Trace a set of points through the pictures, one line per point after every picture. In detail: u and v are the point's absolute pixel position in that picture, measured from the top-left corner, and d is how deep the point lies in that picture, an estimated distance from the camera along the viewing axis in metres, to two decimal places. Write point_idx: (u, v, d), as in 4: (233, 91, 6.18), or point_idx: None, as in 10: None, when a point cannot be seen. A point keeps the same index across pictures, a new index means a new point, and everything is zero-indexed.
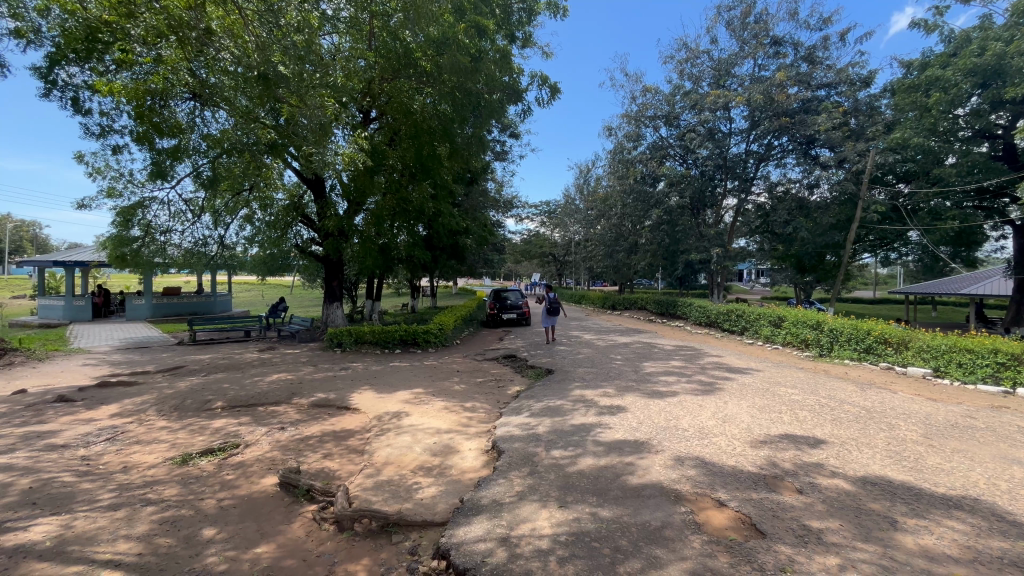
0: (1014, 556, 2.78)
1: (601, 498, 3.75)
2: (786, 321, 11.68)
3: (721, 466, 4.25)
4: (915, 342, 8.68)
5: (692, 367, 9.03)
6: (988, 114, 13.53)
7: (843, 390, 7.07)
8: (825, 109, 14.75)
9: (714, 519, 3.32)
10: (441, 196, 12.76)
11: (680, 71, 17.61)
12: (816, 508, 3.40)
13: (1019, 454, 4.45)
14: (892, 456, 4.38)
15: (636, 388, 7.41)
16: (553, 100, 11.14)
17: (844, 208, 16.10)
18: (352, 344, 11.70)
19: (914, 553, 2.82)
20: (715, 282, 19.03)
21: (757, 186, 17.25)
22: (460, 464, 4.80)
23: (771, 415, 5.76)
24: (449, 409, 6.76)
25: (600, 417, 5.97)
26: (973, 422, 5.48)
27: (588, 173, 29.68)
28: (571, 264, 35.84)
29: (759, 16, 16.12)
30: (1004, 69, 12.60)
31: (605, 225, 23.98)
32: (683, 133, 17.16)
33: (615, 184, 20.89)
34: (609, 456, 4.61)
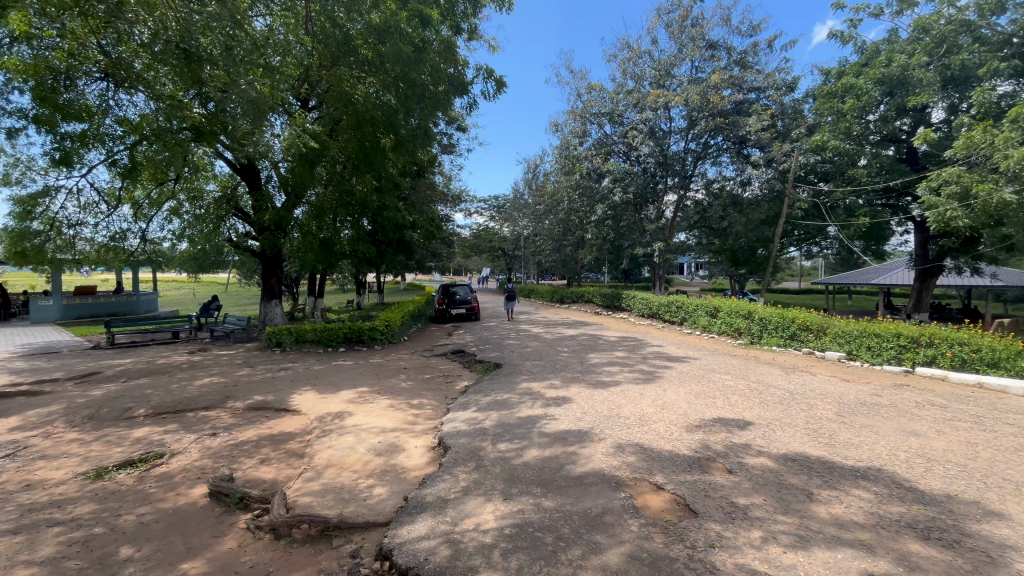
0: (909, 519, 3.09)
1: (545, 488, 3.81)
2: (721, 311, 12.36)
3: (659, 451, 4.44)
4: (832, 328, 9.43)
5: (634, 356, 9.38)
6: (893, 120, 14.78)
7: (770, 374, 7.61)
8: (756, 112, 15.73)
9: (652, 502, 3.46)
10: (386, 189, 12.50)
11: (623, 70, 18.13)
12: (743, 486, 3.63)
13: (917, 427, 4.94)
14: (808, 433, 4.75)
15: (582, 378, 7.62)
16: (498, 94, 11.08)
17: (773, 205, 17.16)
18: (293, 343, 11.21)
19: (825, 522, 3.06)
20: (657, 275, 19.79)
21: (695, 183, 18.20)
22: (406, 463, 4.73)
23: (705, 400, 6.09)
24: (395, 407, 6.63)
25: (546, 408, 6.06)
26: (879, 399, 6.07)
27: (537, 169, 30.03)
28: (521, 258, 36.19)
29: (695, 19, 16.84)
30: (907, 78, 13.93)
31: (553, 220, 24.33)
32: (626, 131, 17.69)
33: (562, 179, 21.18)
34: (553, 447, 4.70)
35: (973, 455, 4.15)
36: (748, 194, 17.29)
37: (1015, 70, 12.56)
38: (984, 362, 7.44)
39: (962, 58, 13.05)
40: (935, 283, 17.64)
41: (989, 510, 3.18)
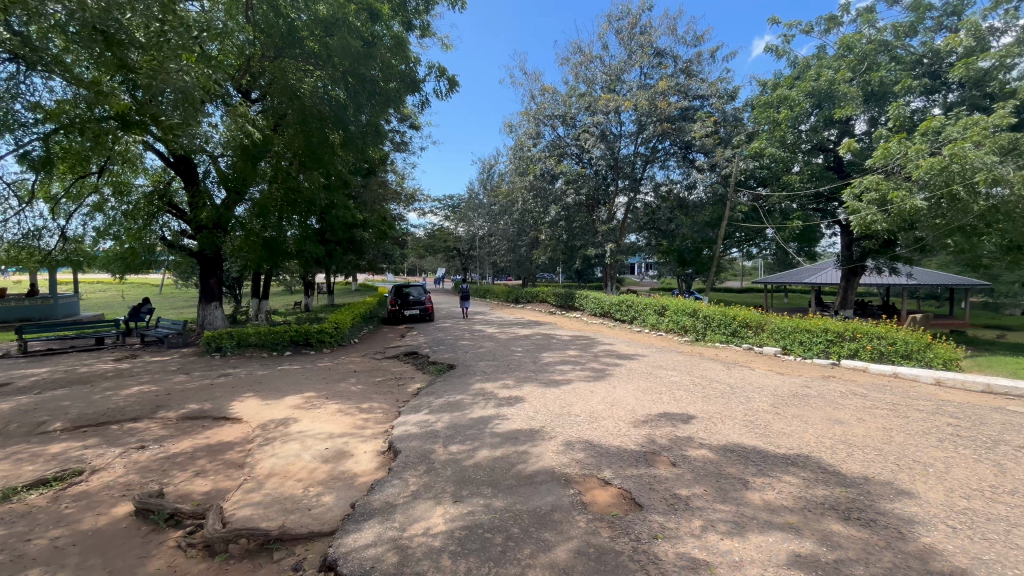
0: (831, 501, 3.32)
1: (495, 488, 3.81)
2: (669, 310, 12.82)
3: (607, 447, 4.54)
4: (769, 324, 10.00)
5: (586, 355, 9.57)
6: (822, 130, 15.79)
7: (713, 369, 7.98)
8: (700, 119, 16.47)
9: (600, 498, 3.53)
10: (335, 187, 12.08)
11: (576, 73, 18.46)
12: (685, 477, 3.78)
13: (841, 415, 5.33)
14: (745, 424, 5.02)
15: (534, 377, 7.70)
16: (451, 93, 10.98)
17: (716, 208, 18.01)
18: (234, 348, 10.64)
19: (759, 508, 3.24)
20: (609, 275, 20.27)
21: (645, 186, 18.67)
22: (354, 468, 4.59)
23: (652, 396, 6.30)
24: (344, 412, 6.41)
25: (499, 408, 6.06)
26: (809, 390, 6.51)
27: (491, 169, 30.09)
28: (476, 258, 36.13)
29: (644, 28, 17.40)
30: (834, 92, 14.98)
31: (508, 221, 24.43)
32: (579, 133, 18.04)
33: (516, 179, 21.31)
34: (504, 447, 4.71)
35: (887, 439, 4.53)
36: (693, 197, 18.08)
37: (924, 88, 13.86)
38: (899, 353, 8.16)
39: (880, 75, 14.23)
40: (859, 282, 19.08)
41: (900, 489, 3.47)
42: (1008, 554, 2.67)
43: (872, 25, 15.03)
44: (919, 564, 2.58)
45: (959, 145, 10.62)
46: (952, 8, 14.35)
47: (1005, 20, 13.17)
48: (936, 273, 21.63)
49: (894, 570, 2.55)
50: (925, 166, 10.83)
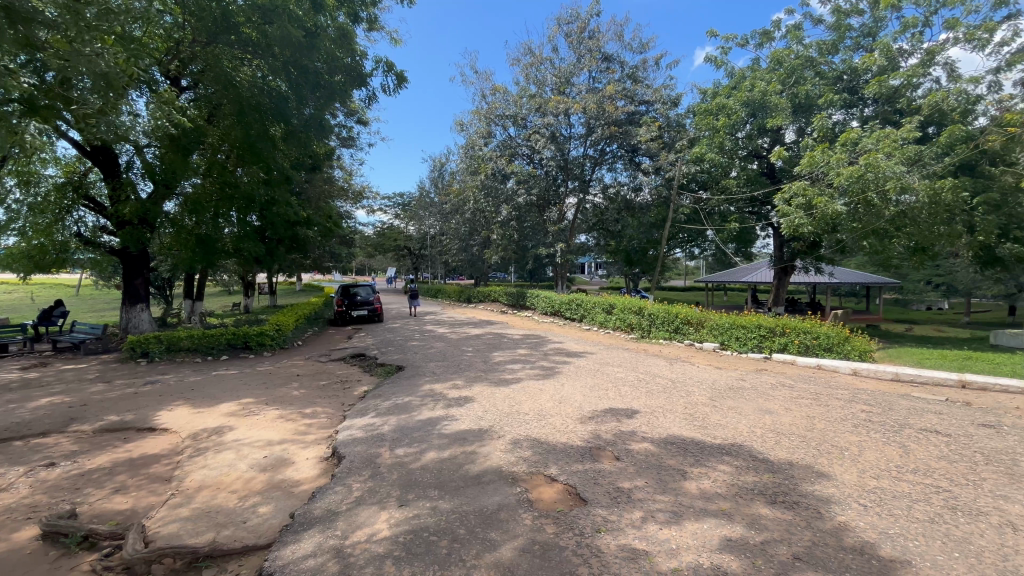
0: (758, 486, 3.54)
1: (442, 490, 3.77)
2: (615, 308, 13.18)
3: (554, 443, 4.61)
4: (708, 321, 10.51)
5: (536, 353, 9.67)
6: (756, 138, 16.83)
7: (657, 365, 8.30)
8: (645, 123, 17.07)
9: (546, 494, 3.57)
10: (276, 182, 11.50)
11: (526, 74, 18.61)
12: (627, 470, 3.89)
13: (771, 405, 5.70)
14: (685, 417, 5.25)
15: (484, 377, 7.69)
16: (399, 88, 10.71)
17: (661, 209, 18.73)
18: (163, 353, 9.90)
19: (695, 496, 3.40)
20: (560, 274, 20.58)
21: (593, 187, 19.13)
22: (295, 476, 4.40)
23: (599, 392, 6.46)
24: (285, 418, 6.12)
25: (448, 409, 6.01)
26: (744, 383, 6.92)
27: (443, 167, 29.84)
28: (427, 257, 35.68)
29: (592, 32, 17.78)
30: (766, 103, 15.80)
31: (459, 220, 24.25)
32: (529, 134, 18.21)
33: (467, 178, 21.22)
34: (452, 448, 4.67)
35: (810, 426, 4.88)
36: (640, 199, 18.72)
37: (844, 102, 15.05)
38: (822, 346, 8.83)
39: (806, 88, 15.31)
40: (790, 282, 20.11)
41: (819, 472, 3.75)
42: (910, 527, 2.94)
43: (800, 41, 16.14)
44: (835, 541, 2.80)
45: (872, 156, 11.58)
46: (867, 29, 15.67)
47: (911, 42, 14.53)
48: (855, 272, 23.54)
49: (813, 548, 2.74)
50: (845, 174, 11.74)
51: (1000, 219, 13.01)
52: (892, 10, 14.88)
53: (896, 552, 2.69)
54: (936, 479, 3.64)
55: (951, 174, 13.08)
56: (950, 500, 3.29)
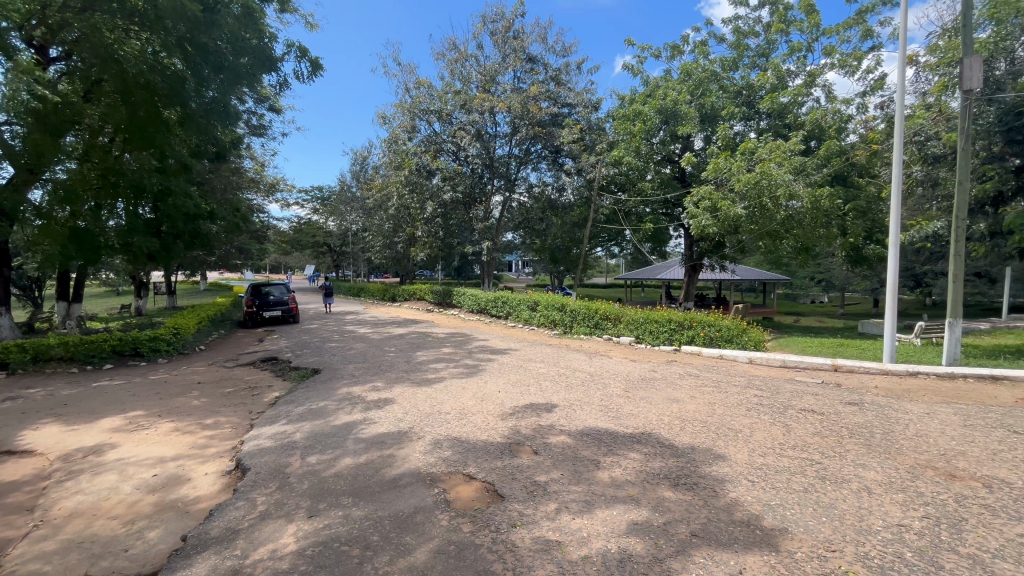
0: (663, 471, 3.79)
1: (357, 497, 3.62)
2: (540, 305, 13.45)
3: (474, 442, 4.60)
4: (625, 316, 11.04)
5: (461, 352, 9.61)
6: (669, 144, 17.80)
7: (577, 360, 8.59)
8: (568, 125, 17.61)
9: (463, 493, 3.55)
10: (172, 172, 10.37)
11: (451, 70, 18.45)
12: (544, 464, 3.99)
13: (678, 394, 6.11)
14: (601, 409, 5.49)
15: (406, 378, 7.50)
16: (314, 76, 10.10)
17: (583, 209, 19.43)
18: (29, 365, 8.59)
19: (606, 484, 3.56)
20: (487, 272, 20.64)
21: (519, 186, 19.42)
22: (191, 494, 4.00)
23: (521, 388, 6.55)
24: (180, 432, 5.55)
25: (366, 412, 5.78)
26: (655, 373, 7.39)
27: (365, 161, 28.78)
28: (349, 254, 34.22)
29: (517, 32, 17.97)
30: (677, 112, 16.94)
31: (382, 216, 23.44)
32: (454, 130, 18.07)
33: (391, 173, 20.59)
34: (369, 453, 4.50)
35: (710, 411, 5.31)
36: (563, 199, 19.27)
37: (744, 115, 16.50)
38: (724, 338, 9.62)
39: (711, 100, 16.61)
40: (699, 279, 21.45)
41: (717, 454, 4.08)
42: (788, 498, 3.29)
43: (706, 56, 17.44)
44: (726, 516, 3.06)
45: (766, 165, 13.00)
46: (762, 50, 17.29)
47: (797, 64, 16.26)
48: (753, 270, 25.92)
49: (708, 524, 2.98)
50: (743, 181, 12.97)
51: (866, 224, 14.97)
52: (782, 34, 16.52)
53: (775, 521, 2.99)
54: (811, 453, 4.11)
55: (828, 183, 14.82)
56: (821, 471, 3.73)
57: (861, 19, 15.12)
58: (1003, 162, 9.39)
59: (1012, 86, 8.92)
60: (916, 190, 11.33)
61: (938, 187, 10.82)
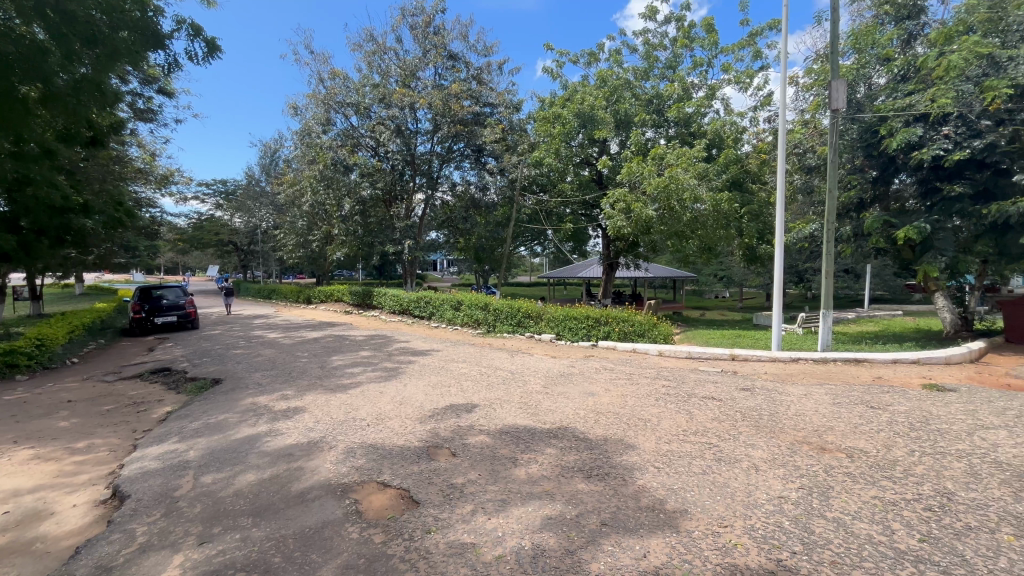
0: (577, 464, 3.90)
1: (258, 517, 3.34)
2: (463, 304, 13.34)
3: (390, 448, 4.44)
4: (546, 314, 11.28)
5: (380, 355, 9.27)
6: (588, 147, 18.46)
7: (499, 358, 8.63)
8: (489, 124, 17.66)
9: (376, 502, 3.41)
10: (33, 159, 8.78)
11: (369, 62, 17.75)
12: (462, 465, 3.96)
13: (595, 388, 6.35)
14: (520, 406, 5.54)
15: (319, 384, 7.08)
16: (210, 58, 9.17)
17: (505, 209, 19.57)
18: None
19: (523, 481, 3.60)
20: (408, 271, 20.12)
21: (442, 184, 19.09)
22: (53, 531, 3.46)
23: (441, 390, 6.44)
24: (42, 459, 4.79)
25: (272, 423, 5.37)
26: (574, 369, 7.62)
27: (275, 154, 26.97)
28: (259, 254, 31.83)
29: (437, 28, 17.70)
30: (594, 116, 17.58)
31: (294, 213, 22.01)
32: (373, 125, 17.43)
33: (304, 167, 19.43)
34: (274, 467, 4.18)
35: (623, 403, 5.57)
36: (486, 198, 19.34)
37: (654, 122, 17.53)
38: (637, 332, 10.17)
39: (625, 107, 17.49)
40: (616, 277, 22.42)
41: (627, 444, 4.29)
42: (688, 481, 3.53)
43: (620, 65, 18.31)
44: (634, 503, 3.21)
45: (673, 170, 13.96)
46: (669, 62, 18.52)
47: (700, 78, 17.63)
48: (664, 268, 27.71)
49: (617, 512, 3.11)
50: (654, 184, 13.87)
51: (758, 226, 16.58)
52: (687, 49, 17.79)
53: (677, 504, 3.20)
54: (710, 437, 4.45)
55: (726, 188, 16.20)
56: (717, 453, 4.06)
57: (752, 41, 16.73)
58: (863, 174, 10.81)
59: (870, 108, 10.27)
60: (797, 196, 12.73)
61: (813, 195, 12.28)
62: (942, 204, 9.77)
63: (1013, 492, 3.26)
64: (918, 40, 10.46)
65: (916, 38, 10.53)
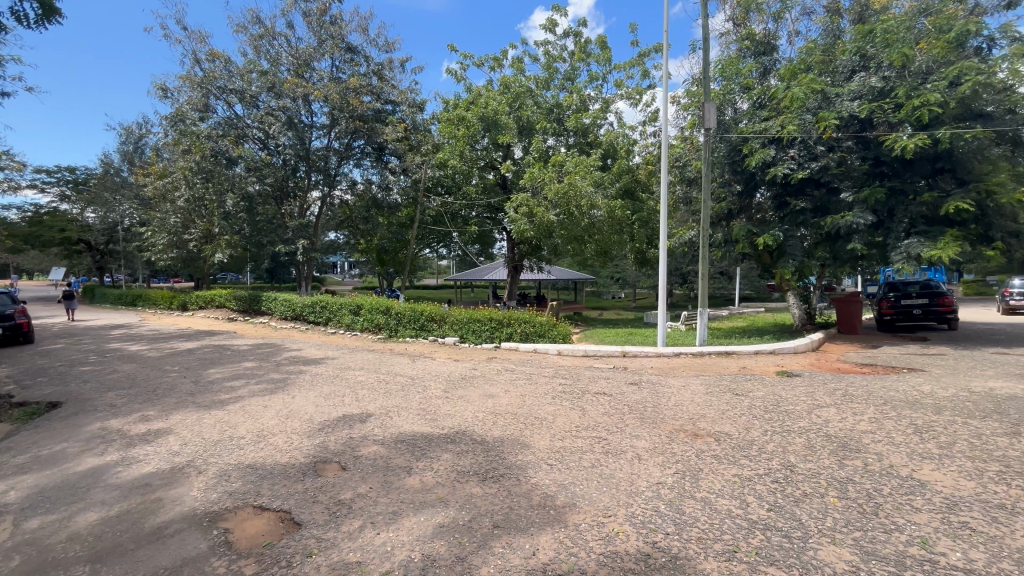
0: (473, 468, 3.87)
1: (101, 562, 2.85)
2: (363, 309, 12.71)
3: (271, 467, 4.07)
4: (449, 317, 11.18)
5: (267, 365, 8.50)
6: (492, 151, 18.68)
7: (399, 364, 8.36)
8: (391, 122, 17.06)
9: (250, 528, 3.10)
10: None
11: (255, 46, 16.30)
12: (352, 479, 3.75)
13: (495, 389, 6.40)
14: (418, 413, 5.40)
15: (190, 402, 6.29)
16: (48, 24, 7.79)
17: (409, 210, 19.04)
18: None
19: (417, 490, 3.49)
20: (302, 275, 18.75)
21: (341, 183, 17.96)
22: None
23: (334, 400, 6.07)
24: None
25: (126, 451, 4.64)
26: (475, 371, 7.63)
27: (141, 140, 23.67)
28: (120, 254, 27.68)
29: (334, 18, 16.74)
30: (497, 121, 17.82)
31: (164, 208, 19.45)
32: (261, 115, 16.05)
33: (177, 158, 17.28)
34: (125, 501, 3.61)
35: (521, 403, 5.68)
36: (390, 198, 18.53)
37: (554, 130, 18.23)
38: (537, 333, 10.46)
39: (527, 114, 17.97)
40: (520, 279, 22.92)
41: (522, 443, 4.37)
42: (578, 475, 3.68)
43: (522, 72, 18.77)
44: (526, 502, 3.27)
45: (573, 178, 14.64)
46: (568, 74, 19.40)
47: (596, 92, 18.70)
48: (566, 270, 28.95)
49: (510, 513, 3.13)
50: (554, 191, 14.42)
51: (648, 232, 17.96)
52: (584, 63, 18.76)
53: (567, 499, 3.31)
54: (599, 431, 4.70)
55: (620, 196, 17.37)
56: (606, 445, 4.30)
57: (641, 61, 18.14)
58: (730, 187, 12.23)
59: (735, 130, 11.64)
60: (679, 206, 14.02)
61: (691, 205, 13.63)
62: (790, 215, 11.36)
63: (838, 460, 3.86)
64: (772, 73, 12.02)
65: (770, 72, 12.13)
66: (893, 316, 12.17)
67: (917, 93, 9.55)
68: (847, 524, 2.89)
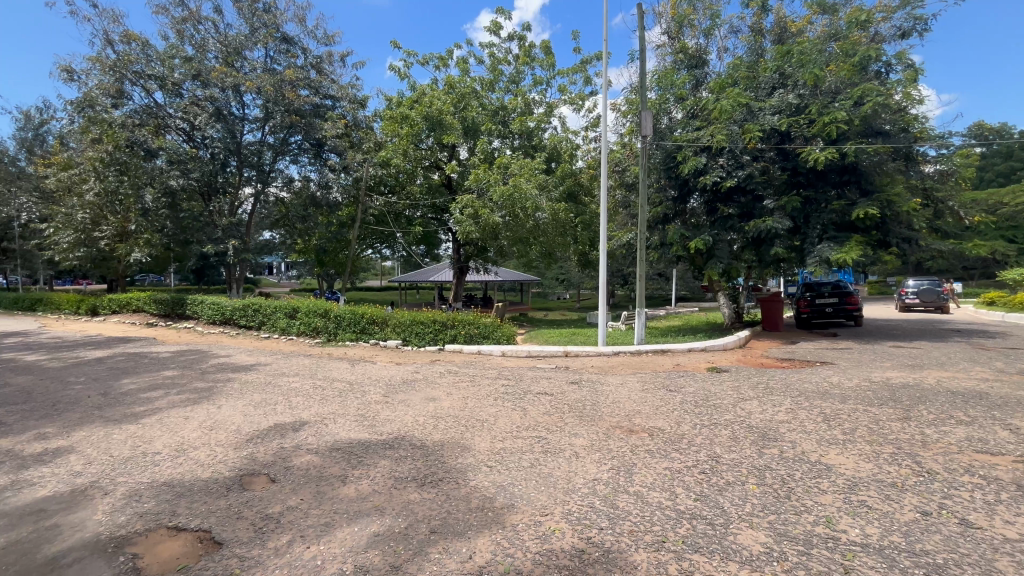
0: (412, 473, 3.79)
1: None
2: (299, 312, 12.14)
3: (191, 483, 3.78)
4: (391, 319, 10.92)
5: (191, 373, 7.91)
6: (437, 151, 18.46)
7: (338, 369, 8.05)
8: (330, 118, 16.41)
9: (163, 552, 2.86)
10: None
11: (177, 31, 15.16)
12: (281, 491, 3.56)
13: (437, 393, 6.32)
14: (356, 419, 5.22)
15: (98, 416, 5.72)
16: None
17: (350, 209, 18.39)
18: None
19: (351, 500, 3.37)
20: (233, 276, 17.59)
21: (276, 179, 17.04)
22: None
23: (265, 409, 5.75)
24: None
25: (17, 473, 4.14)
26: (418, 375, 7.49)
27: (42, 126, 21.31)
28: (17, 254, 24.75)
29: (268, 6, 15.90)
30: (442, 121, 17.62)
31: (71, 203, 17.61)
32: (185, 105, 14.95)
33: (86, 147, 15.71)
34: (14, 530, 3.22)
35: (463, 406, 5.64)
36: (330, 197, 17.40)
37: (499, 132, 18.32)
38: (481, 335, 10.45)
39: (472, 115, 17.80)
40: (466, 280, 22.76)
41: (462, 446, 4.35)
42: (517, 476, 3.70)
43: (467, 73, 18.70)
44: (465, 505, 3.25)
45: (517, 180, 14.77)
46: (513, 77, 19.56)
47: (540, 95, 18.98)
48: (512, 271, 29.13)
49: (448, 518, 3.09)
50: (499, 193, 14.47)
51: (590, 234, 18.45)
52: (528, 67, 19.00)
53: (506, 500, 3.32)
54: (540, 430, 4.76)
55: (564, 199, 17.71)
56: (545, 445, 4.35)
57: (583, 67, 18.62)
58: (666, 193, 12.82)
59: (670, 138, 12.23)
60: (618, 210, 14.52)
61: (630, 209, 14.15)
62: (720, 220, 12.06)
63: (758, 449, 4.14)
64: (702, 85, 12.73)
65: (702, 84, 12.85)
66: (810, 313, 13.23)
67: (827, 111, 10.47)
68: (764, 509, 3.10)
